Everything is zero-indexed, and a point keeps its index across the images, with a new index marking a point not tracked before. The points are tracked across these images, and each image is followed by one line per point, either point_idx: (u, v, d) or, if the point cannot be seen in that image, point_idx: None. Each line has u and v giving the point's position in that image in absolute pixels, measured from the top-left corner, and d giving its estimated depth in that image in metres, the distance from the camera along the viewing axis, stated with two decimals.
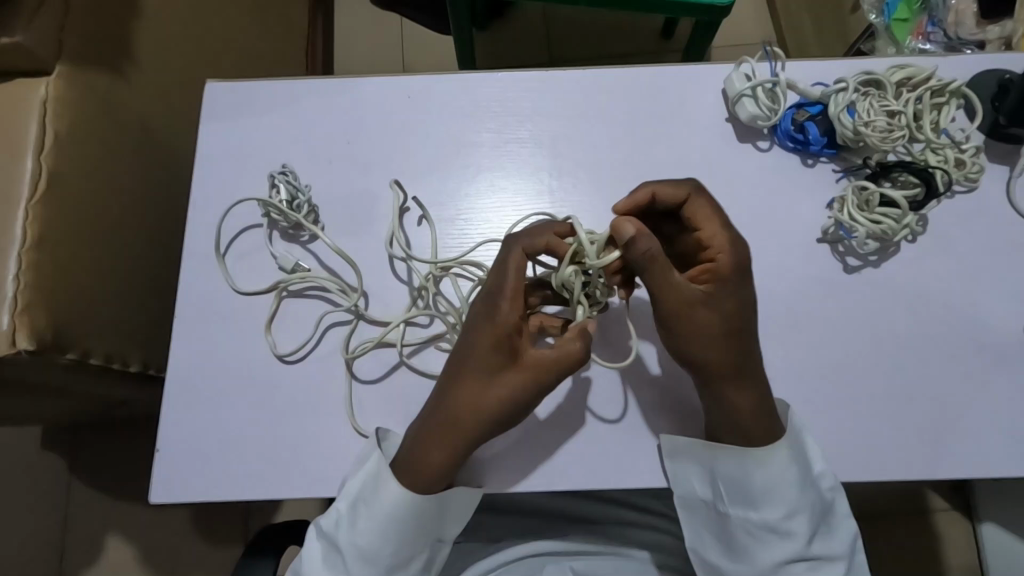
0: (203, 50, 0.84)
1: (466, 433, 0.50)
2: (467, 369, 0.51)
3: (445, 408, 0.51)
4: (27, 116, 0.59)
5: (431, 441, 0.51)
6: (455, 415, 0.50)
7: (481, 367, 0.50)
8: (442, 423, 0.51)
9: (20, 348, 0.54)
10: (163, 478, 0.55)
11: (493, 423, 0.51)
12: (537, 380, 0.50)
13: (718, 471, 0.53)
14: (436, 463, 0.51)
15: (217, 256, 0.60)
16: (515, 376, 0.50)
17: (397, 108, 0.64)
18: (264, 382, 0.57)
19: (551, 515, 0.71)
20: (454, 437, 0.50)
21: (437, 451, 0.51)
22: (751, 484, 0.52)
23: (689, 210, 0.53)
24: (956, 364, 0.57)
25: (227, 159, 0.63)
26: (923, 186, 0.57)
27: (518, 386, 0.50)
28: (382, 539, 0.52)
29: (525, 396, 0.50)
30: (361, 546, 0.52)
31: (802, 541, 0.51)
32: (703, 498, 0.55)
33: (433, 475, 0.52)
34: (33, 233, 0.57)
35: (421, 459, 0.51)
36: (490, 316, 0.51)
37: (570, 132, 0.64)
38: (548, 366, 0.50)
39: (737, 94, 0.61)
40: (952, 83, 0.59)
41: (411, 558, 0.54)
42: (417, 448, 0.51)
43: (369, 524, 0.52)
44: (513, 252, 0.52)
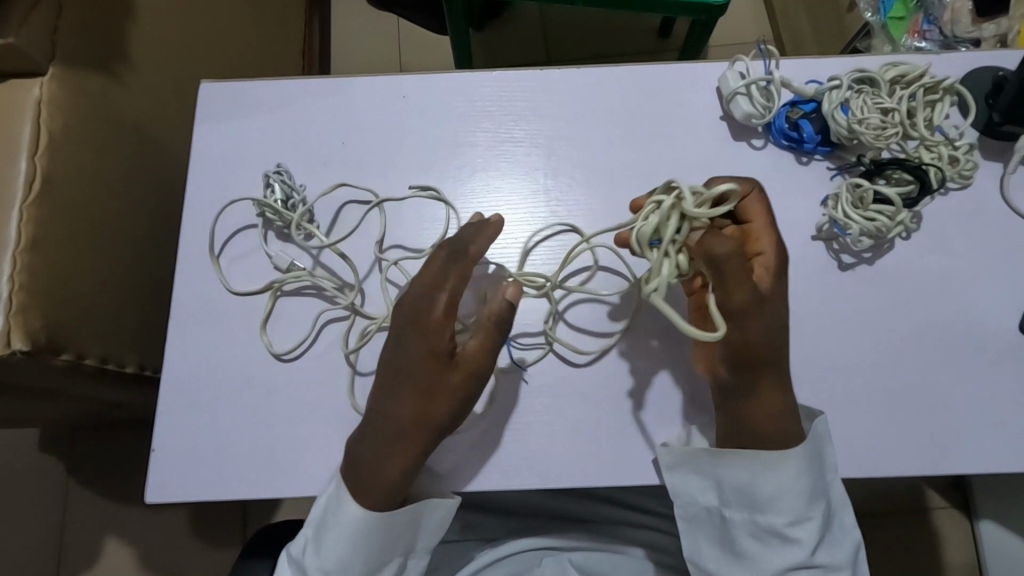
0: (199, 51, 0.83)
1: (410, 442, 0.49)
2: (399, 380, 0.50)
3: (391, 420, 0.49)
4: (21, 118, 0.59)
5: (386, 454, 0.49)
6: (396, 428, 0.49)
7: (411, 375, 0.49)
8: (388, 432, 0.49)
9: (15, 349, 0.54)
10: (158, 479, 0.55)
11: (437, 428, 0.50)
12: (473, 371, 0.50)
13: (726, 478, 0.53)
14: (389, 477, 0.50)
15: (212, 257, 0.60)
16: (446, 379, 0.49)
17: (391, 108, 0.64)
18: (260, 382, 0.57)
19: (547, 514, 0.71)
20: (400, 447, 0.49)
21: (393, 463, 0.49)
22: (759, 494, 0.51)
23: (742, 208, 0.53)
24: (952, 361, 0.57)
25: (222, 160, 0.63)
26: (917, 183, 0.57)
27: (456, 384, 0.49)
28: (350, 557, 0.52)
29: (464, 393, 0.50)
30: (330, 567, 0.52)
31: (807, 548, 0.51)
32: (707, 505, 0.54)
33: (385, 488, 0.50)
34: (28, 235, 0.57)
35: (375, 471, 0.50)
36: (421, 316, 0.49)
37: (564, 130, 0.64)
38: (481, 359, 0.50)
39: (731, 93, 0.61)
40: (946, 80, 0.59)
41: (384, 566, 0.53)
42: (368, 467, 0.50)
43: (334, 546, 0.51)
44: (434, 259, 0.51)
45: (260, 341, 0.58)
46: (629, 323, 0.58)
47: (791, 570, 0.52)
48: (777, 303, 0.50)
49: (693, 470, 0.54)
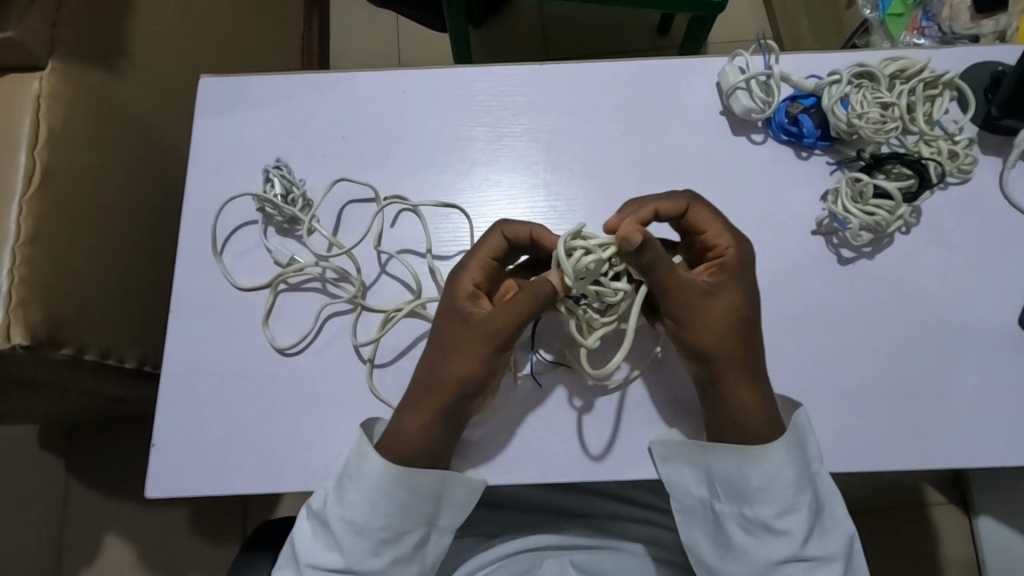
0: (198, 47, 0.83)
1: (432, 397, 0.51)
2: (434, 338, 0.53)
3: (421, 375, 0.53)
4: (20, 111, 0.59)
5: (410, 410, 0.52)
6: (424, 383, 0.52)
7: (442, 329, 0.53)
8: (420, 383, 0.53)
9: (16, 343, 0.54)
10: (159, 472, 0.55)
11: (456, 383, 0.51)
12: (485, 327, 0.51)
13: (716, 471, 0.53)
14: (410, 434, 0.52)
15: (214, 253, 0.60)
16: (465, 332, 0.51)
17: (392, 103, 0.64)
18: (260, 377, 0.57)
19: (547, 509, 0.71)
20: (426, 404, 0.52)
21: (411, 419, 0.52)
22: (748, 486, 0.52)
23: (693, 214, 0.54)
24: (950, 356, 0.57)
25: (222, 154, 0.63)
26: (916, 177, 0.57)
27: (475, 343, 0.51)
28: (372, 511, 0.52)
29: (478, 349, 0.51)
30: (352, 520, 0.52)
31: (797, 540, 0.51)
32: (698, 498, 0.54)
33: (415, 448, 0.52)
34: (28, 229, 0.57)
35: (401, 430, 0.52)
36: (454, 276, 0.54)
37: (565, 126, 0.64)
38: (498, 320, 0.51)
39: (731, 87, 0.61)
40: (945, 75, 0.59)
41: (402, 535, 0.53)
42: (398, 423, 0.53)
43: (358, 497, 0.52)
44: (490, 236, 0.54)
45: (261, 335, 0.58)
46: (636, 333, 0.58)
47: (783, 563, 0.52)
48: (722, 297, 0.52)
49: (684, 461, 0.54)
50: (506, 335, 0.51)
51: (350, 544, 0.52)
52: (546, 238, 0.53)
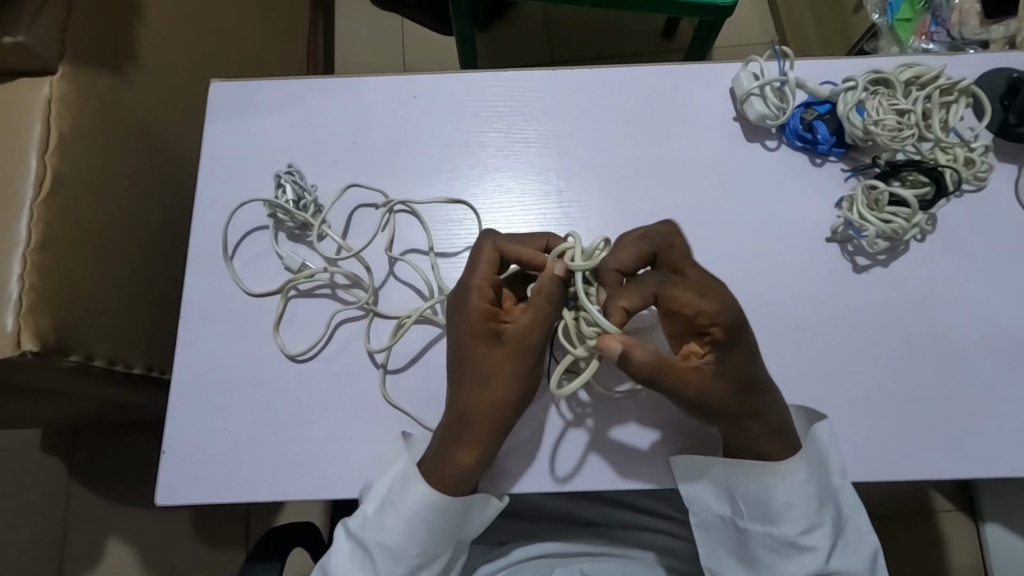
0: (206, 51, 0.83)
1: (482, 425, 0.50)
2: (461, 368, 0.52)
3: (456, 407, 0.51)
4: (30, 116, 0.59)
5: (456, 442, 0.51)
6: (465, 415, 0.51)
7: (471, 357, 0.51)
8: (458, 417, 0.51)
9: (25, 350, 0.54)
10: (168, 481, 0.55)
11: (506, 406, 0.51)
12: (523, 345, 0.50)
13: (739, 487, 0.53)
14: (465, 464, 0.51)
15: (225, 260, 0.59)
16: (502, 354, 0.51)
17: (403, 108, 0.64)
18: (270, 384, 0.57)
19: (557, 518, 0.70)
20: (475, 432, 0.50)
21: (461, 451, 0.51)
22: (771, 504, 0.52)
23: (665, 296, 0.49)
24: (966, 364, 0.56)
25: (232, 160, 0.63)
26: (932, 185, 0.56)
27: (512, 360, 0.50)
28: (410, 538, 0.52)
29: (521, 368, 0.51)
30: (387, 545, 0.52)
31: (822, 556, 0.51)
32: (720, 515, 0.54)
33: (468, 475, 0.51)
34: (38, 234, 0.56)
35: (448, 462, 0.51)
36: (461, 304, 0.52)
37: (576, 132, 0.63)
38: (529, 332, 0.50)
39: (745, 94, 0.61)
40: (961, 82, 0.58)
41: (436, 558, 0.54)
42: (442, 455, 0.51)
43: (398, 524, 0.52)
44: (484, 250, 0.52)
45: (271, 341, 0.58)
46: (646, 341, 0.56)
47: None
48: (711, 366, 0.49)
49: (704, 480, 0.54)
50: (540, 344, 0.51)
51: (386, 567, 0.53)
52: (532, 253, 0.52)
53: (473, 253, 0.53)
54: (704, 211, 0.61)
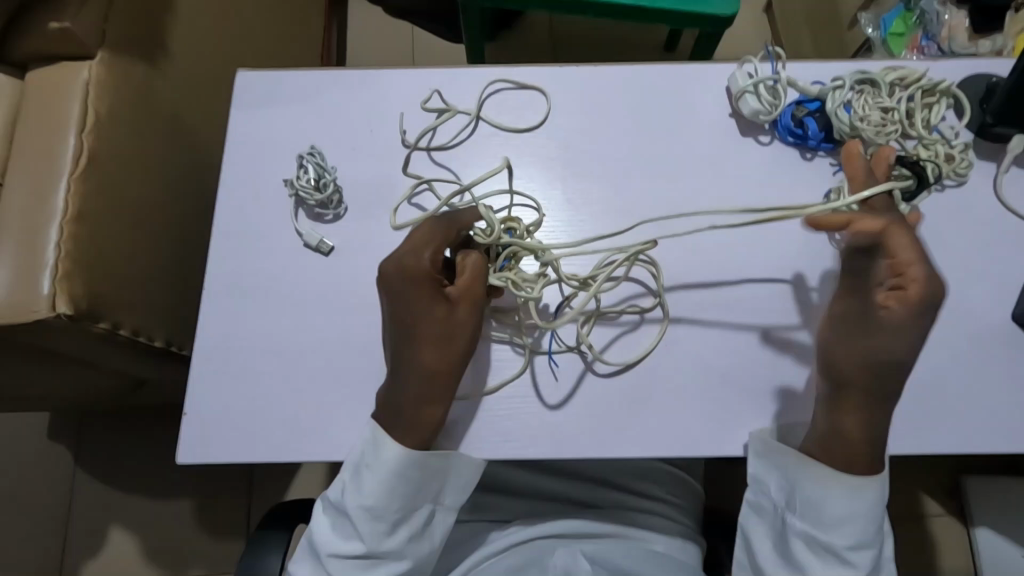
0: (232, 46, 0.87)
1: (441, 379, 0.54)
2: (413, 327, 0.54)
3: (413, 365, 0.53)
4: (71, 96, 0.64)
5: (419, 400, 0.53)
6: (424, 372, 0.53)
7: (426, 317, 0.54)
8: (416, 376, 0.53)
9: (59, 312, 0.57)
10: (190, 443, 0.58)
11: (463, 357, 0.55)
12: (473, 301, 0.55)
13: (804, 488, 0.54)
14: (429, 417, 0.54)
15: (261, 235, 0.63)
16: (456, 311, 0.54)
17: (432, 94, 0.68)
18: (287, 353, 0.60)
19: (555, 499, 0.73)
20: (437, 389, 0.54)
21: (426, 405, 0.53)
22: (830, 512, 0.53)
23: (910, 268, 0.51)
24: (947, 349, 0.59)
25: (256, 143, 0.66)
26: (915, 177, 0.60)
27: (466, 317, 0.54)
28: (388, 496, 0.54)
29: (475, 322, 0.55)
30: (368, 506, 0.54)
31: (857, 573, 0.53)
32: (773, 504, 0.57)
33: (431, 428, 0.54)
34: (74, 205, 0.60)
35: (414, 417, 0.53)
36: (409, 272, 0.54)
37: (582, 124, 0.67)
38: (476, 288, 0.55)
39: (740, 90, 0.64)
40: (942, 84, 0.62)
41: (412, 513, 0.55)
42: (406, 410, 0.53)
43: (373, 485, 0.54)
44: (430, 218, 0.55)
45: (289, 313, 0.61)
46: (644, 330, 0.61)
47: None
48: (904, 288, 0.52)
49: (775, 469, 0.56)
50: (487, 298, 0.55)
51: (368, 528, 0.54)
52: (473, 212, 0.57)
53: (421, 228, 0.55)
54: (699, 201, 0.64)
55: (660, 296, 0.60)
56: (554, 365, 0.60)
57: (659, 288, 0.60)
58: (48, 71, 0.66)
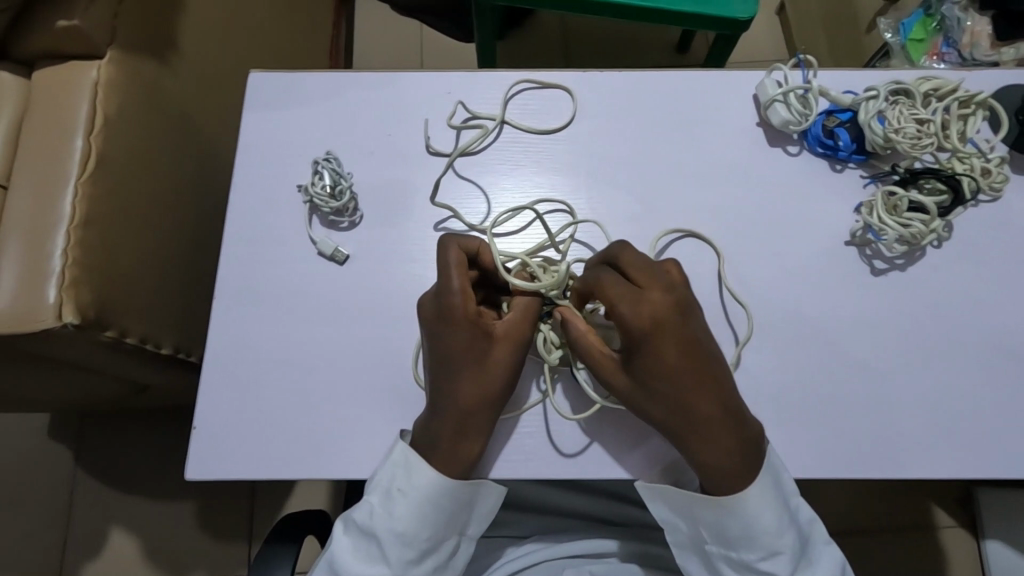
0: (243, 45, 0.85)
1: (484, 416, 0.52)
2: (453, 363, 0.52)
3: (457, 403, 0.51)
4: (79, 97, 0.62)
5: (461, 434, 0.52)
6: (467, 408, 0.51)
7: (467, 354, 0.52)
8: (455, 415, 0.51)
9: (65, 322, 0.55)
10: (198, 457, 0.56)
11: (506, 393, 0.53)
12: (517, 338, 0.52)
13: (697, 515, 0.51)
14: (471, 450, 0.52)
15: (274, 242, 0.61)
16: (499, 349, 0.52)
17: (456, 107, 0.66)
18: (301, 364, 0.58)
19: (570, 513, 0.71)
20: (477, 424, 0.52)
21: (467, 440, 0.52)
22: (729, 531, 0.50)
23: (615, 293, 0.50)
24: (981, 369, 0.57)
25: (269, 146, 0.64)
26: (950, 193, 0.59)
27: (508, 355, 0.52)
28: (420, 524, 0.52)
29: (519, 358, 0.53)
30: (399, 531, 0.52)
31: None
32: (686, 535, 0.54)
33: (471, 460, 0.53)
34: (82, 210, 0.58)
35: (456, 449, 0.52)
36: (447, 308, 0.52)
37: (605, 131, 0.65)
38: (522, 328, 0.53)
39: (770, 99, 0.62)
40: (979, 95, 0.61)
41: (441, 543, 0.54)
42: (447, 445, 0.52)
43: (406, 510, 0.52)
44: (458, 248, 0.53)
45: (302, 323, 0.59)
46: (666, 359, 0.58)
47: None
48: (698, 310, 0.51)
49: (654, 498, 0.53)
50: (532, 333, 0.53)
51: (396, 556, 0.52)
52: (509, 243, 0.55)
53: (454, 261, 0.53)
54: (725, 212, 0.62)
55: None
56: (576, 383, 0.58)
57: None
58: (57, 70, 0.64)
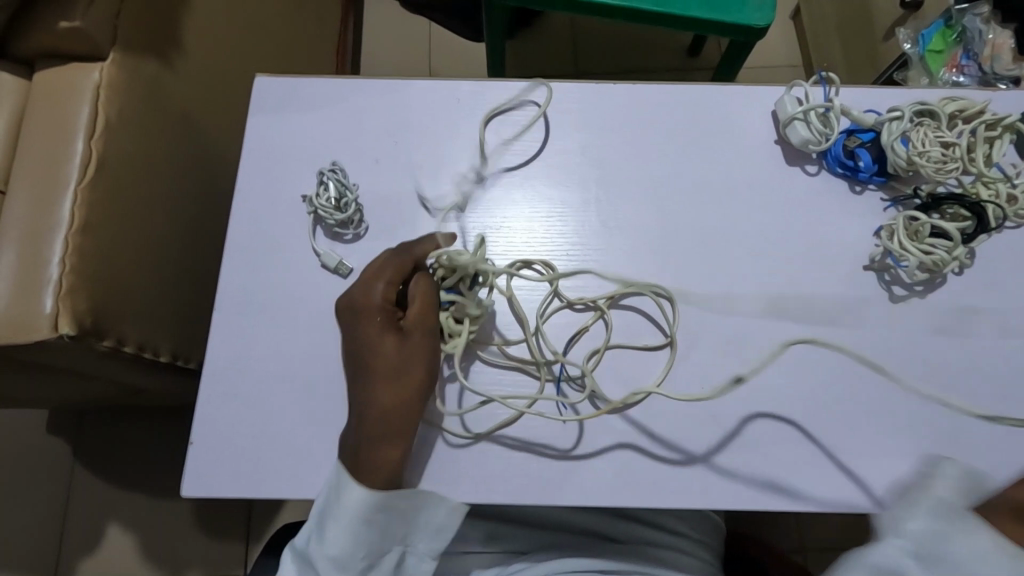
0: (250, 46, 0.84)
1: (387, 421, 0.51)
2: (358, 358, 0.53)
3: (364, 404, 0.52)
4: (79, 98, 0.60)
5: (376, 439, 0.51)
6: (374, 406, 0.51)
7: (370, 347, 0.53)
8: (371, 412, 0.51)
9: (61, 332, 0.54)
10: (194, 472, 0.55)
11: (418, 395, 0.52)
12: (423, 333, 0.53)
13: None
14: (385, 458, 0.51)
15: (278, 253, 0.60)
16: (387, 341, 0.53)
17: (442, 145, 0.63)
18: (302, 380, 0.57)
19: (573, 531, 0.70)
20: (394, 427, 0.51)
21: (388, 446, 0.51)
22: None
23: None
24: (1001, 401, 0.56)
25: (274, 153, 0.63)
26: (974, 219, 0.57)
27: (420, 348, 0.53)
28: (354, 543, 0.51)
29: (428, 355, 0.53)
30: (334, 556, 0.52)
31: None
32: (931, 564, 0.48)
33: (393, 469, 0.51)
34: (80, 216, 0.57)
35: (373, 455, 0.51)
36: (363, 303, 0.54)
37: (618, 144, 0.64)
38: (427, 317, 0.54)
39: (789, 117, 0.61)
40: (1007, 117, 0.58)
41: (384, 558, 0.53)
42: (361, 450, 0.51)
43: (338, 534, 0.51)
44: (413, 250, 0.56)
45: (304, 337, 0.58)
46: (643, 376, 0.56)
47: None
48: None
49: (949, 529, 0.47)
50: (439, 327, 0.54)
51: None
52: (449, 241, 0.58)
53: (378, 259, 0.56)
54: (742, 231, 0.60)
55: (671, 336, 0.56)
56: (560, 402, 0.56)
57: (672, 328, 0.57)
58: (57, 70, 0.62)
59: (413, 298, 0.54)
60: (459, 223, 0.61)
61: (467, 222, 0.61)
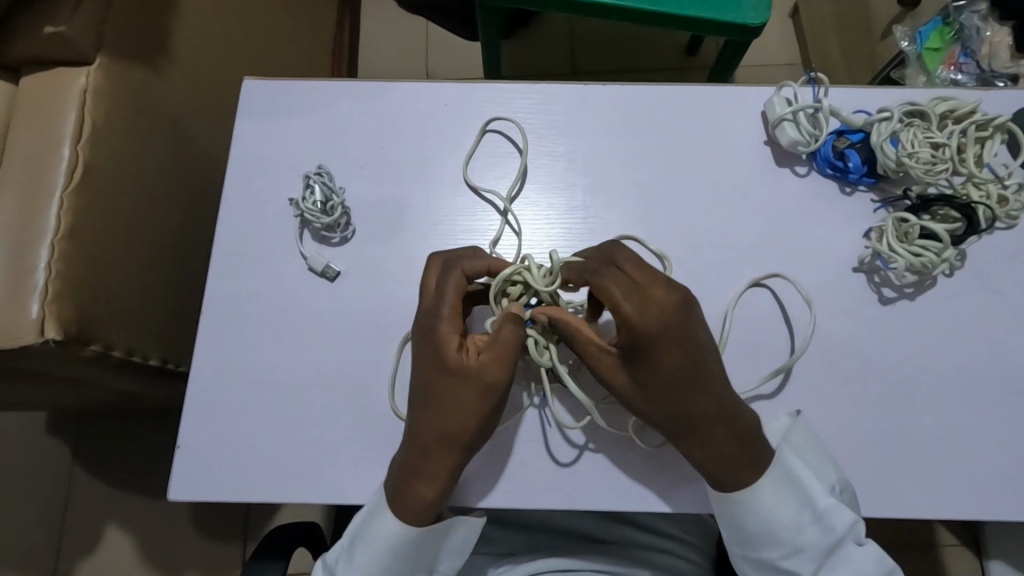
0: (241, 49, 0.83)
1: (435, 467, 0.49)
2: (420, 396, 0.50)
3: (413, 439, 0.50)
4: (65, 105, 0.60)
5: (415, 476, 0.50)
6: (423, 447, 0.49)
7: (433, 387, 0.50)
8: (416, 449, 0.50)
9: (47, 338, 0.54)
10: (182, 476, 0.55)
11: (470, 443, 0.50)
12: (488, 383, 0.49)
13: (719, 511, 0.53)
14: (423, 496, 0.50)
15: (265, 257, 0.60)
16: (457, 387, 0.49)
17: (430, 147, 0.63)
18: (289, 384, 0.57)
19: (564, 533, 0.70)
20: (432, 468, 0.50)
21: (425, 484, 0.50)
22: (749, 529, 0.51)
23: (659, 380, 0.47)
24: (988, 404, 0.56)
25: (261, 157, 0.63)
26: (964, 221, 0.56)
27: (475, 396, 0.49)
28: (382, 567, 0.52)
29: (490, 407, 0.49)
30: None
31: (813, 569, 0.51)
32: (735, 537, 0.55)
33: (429, 507, 0.50)
34: (67, 222, 0.57)
35: (410, 493, 0.50)
36: (429, 338, 0.50)
37: (605, 146, 0.63)
38: (498, 367, 0.49)
39: (777, 119, 0.60)
40: (998, 118, 0.58)
41: None
42: (399, 482, 0.51)
43: (368, 559, 0.52)
44: (454, 275, 0.51)
45: (292, 341, 0.58)
46: None
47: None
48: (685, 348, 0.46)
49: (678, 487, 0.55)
50: (508, 379, 0.50)
51: None
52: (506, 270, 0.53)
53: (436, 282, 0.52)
54: (730, 233, 0.60)
55: None
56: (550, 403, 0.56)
57: None
58: (43, 77, 0.62)
59: (491, 342, 0.50)
60: (447, 225, 0.61)
61: (454, 223, 0.61)
